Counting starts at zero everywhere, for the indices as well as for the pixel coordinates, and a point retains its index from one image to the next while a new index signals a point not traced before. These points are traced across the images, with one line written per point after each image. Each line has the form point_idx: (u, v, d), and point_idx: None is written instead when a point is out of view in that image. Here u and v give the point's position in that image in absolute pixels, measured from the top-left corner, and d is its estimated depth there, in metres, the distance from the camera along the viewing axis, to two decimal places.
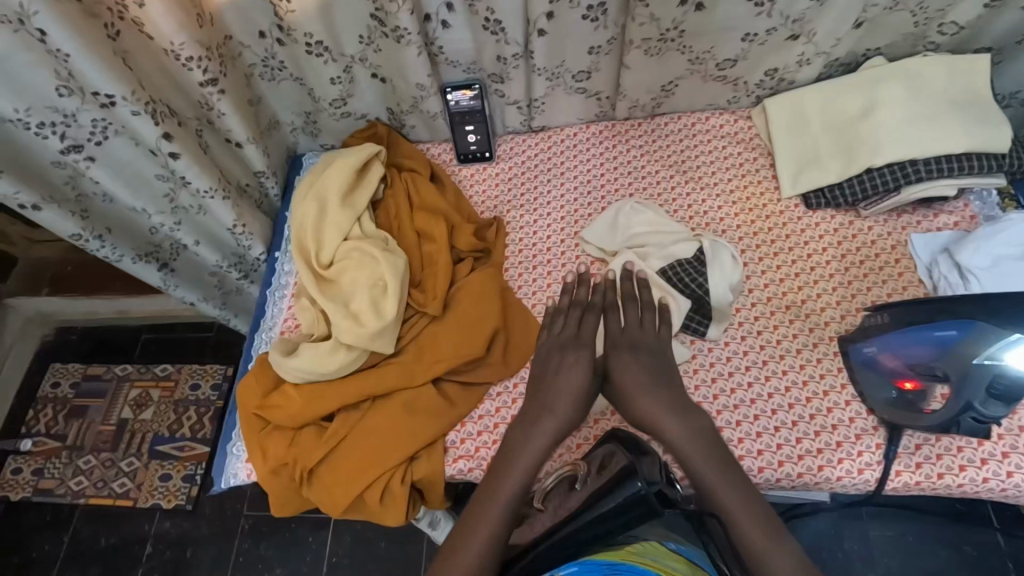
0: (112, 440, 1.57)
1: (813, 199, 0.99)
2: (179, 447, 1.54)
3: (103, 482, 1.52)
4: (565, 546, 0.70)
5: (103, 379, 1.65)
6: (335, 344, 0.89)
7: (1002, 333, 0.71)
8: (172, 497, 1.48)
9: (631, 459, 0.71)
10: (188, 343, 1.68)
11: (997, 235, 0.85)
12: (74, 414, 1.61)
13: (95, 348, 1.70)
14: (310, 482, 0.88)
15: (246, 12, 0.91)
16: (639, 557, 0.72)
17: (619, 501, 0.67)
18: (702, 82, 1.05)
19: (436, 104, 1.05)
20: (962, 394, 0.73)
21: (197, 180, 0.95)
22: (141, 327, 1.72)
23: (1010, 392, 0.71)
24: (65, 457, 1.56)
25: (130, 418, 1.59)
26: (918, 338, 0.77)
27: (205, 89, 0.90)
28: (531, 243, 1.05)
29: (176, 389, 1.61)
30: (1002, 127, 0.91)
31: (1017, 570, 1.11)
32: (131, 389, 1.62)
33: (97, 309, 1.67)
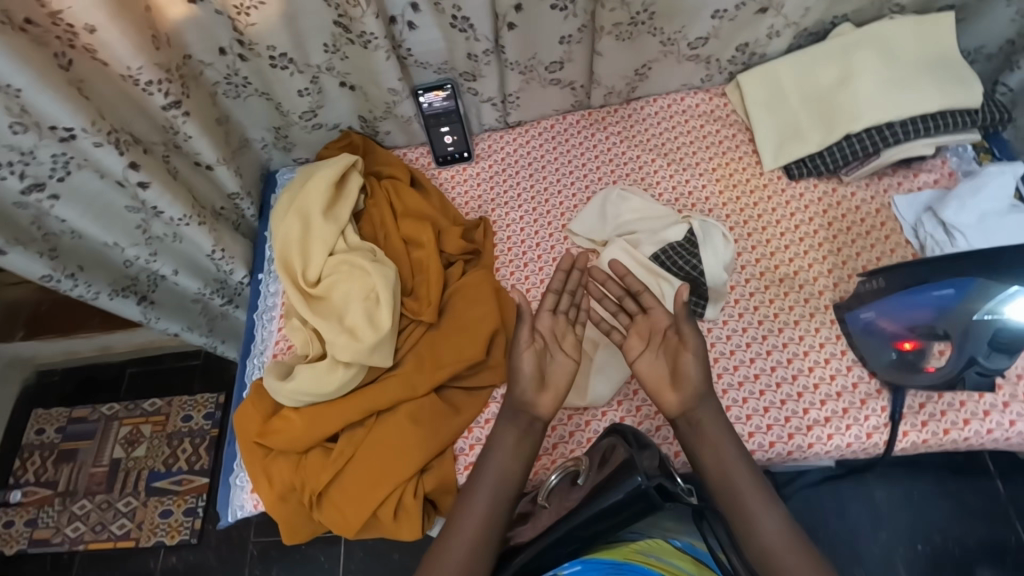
0: (106, 481, 1.52)
1: (795, 169, 0.99)
2: (177, 481, 1.50)
3: (102, 525, 1.47)
4: (563, 544, 0.70)
5: (90, 420, 1.59)
6: (332, 361, 0.86)
7: (1002, 287, 0.73)
8: (175, 533, 1.44)
9: (631, 452, 0.70)
10: (176, 374, 1.63)
11: (978, 190, 0.86)
12: (64, 459, 1.55)
13: (79, 389, 1.64)
14: (320, 505, 0.86)
15: (204, 29, 0.87)
16: (642, 556, 0.74)
17: (620, 495, 0.66)
18: (675, 63, 1.04)
19: (410, 108, 1.03)
20: (965, 349, 0.75)
21: (170, 208, 0.91)
22: (125, 361, 1.66)
23: (1010, 343, 0.74)
24: (58, 504, 1.51)
25: (123, 457, 1.54)
26: (918, 300, 0.79)
27: (168, 113, 0.86)
28: (519, 239, 1.04)
29: (167, 422, 1.57)
30: (972, 83, 0.92)
31: (1017, 512, 1.13)
32: (121, 427, 1.58)
33: (77, 349, 1.61)
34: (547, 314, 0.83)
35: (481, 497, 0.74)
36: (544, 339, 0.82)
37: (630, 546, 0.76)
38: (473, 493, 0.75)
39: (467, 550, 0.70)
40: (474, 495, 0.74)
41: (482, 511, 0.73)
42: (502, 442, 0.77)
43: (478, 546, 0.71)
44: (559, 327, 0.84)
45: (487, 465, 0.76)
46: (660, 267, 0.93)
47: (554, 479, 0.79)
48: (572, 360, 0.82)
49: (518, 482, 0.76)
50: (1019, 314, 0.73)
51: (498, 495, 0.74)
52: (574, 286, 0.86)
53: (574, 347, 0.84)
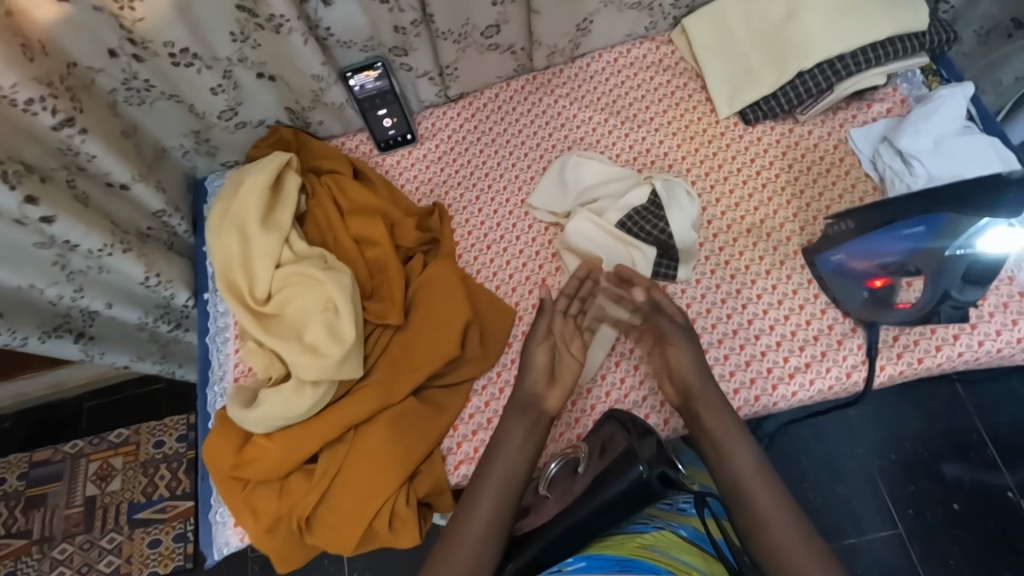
0: (83, 521, 1.44)
1: (750, 113, 0.96)
2: (161, 509, 1.44)
3: (88, 565, 1.40)
4: (570, 536, 0.69)
5: (54, 461, 1.49)
6: (298, 381, 0.81)
7: (975, 221, 0.75)
8: (168, 560, 1.39)
9: (631, 440, 0.70)
10: (139, 401, 1.54)
11: (931, 114, 0.85)
12: (33, 505, 1.46)
13: (35, 431, 1.54)
14: (311, 529, 0.82)
15: (85, 29, 0.75)
16: (647, 551, 0.69)
17: (622, 485, 0.67)
18: (618, 13, 0.98)
19: (341, 93, 0.95)
20: (942, 282, 0.76)
21: (86, 240, 0.82)
22: (81, 396, 1.56)
23: (981, 275, 0.77)
24: (36, 552, 1.42)
25: (97, 493, 1.46)
26: (891, 238, 0.78)
27: (61, 133, 0.76)
28: (479, 222, 0.98)
29: (139, 451, 1.48)
30: (918, 4, 0.90)
31: (1009, 424, 1.14)
32: (89, 463, 1.48)
33: (24, 390, 1.50)
34: (558, 316, 0.85)
35: (484, 500, 0.75)
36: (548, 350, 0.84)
37: (634, 541, 0.71)
38: (475, 497, 0.75)
39: (469, 557, 0.70)
40: (476, 499, 0.75)
41: (487, 511, 0.74)
42: (509, 436, 0.78)
43: (481, 551, 0.71)
44: (565, 329, 0.85)
45: (491, 466, 0.77)
46: (628, 234, 0.90)
47: (553, 468, 0.80)
48: (578, 361, 0.84)
49: (524, 478, 0.76)
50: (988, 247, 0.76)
51: (503, 491, 0.75)
52: (586, 293, 0.88)
53: (578, 351, 0.85)
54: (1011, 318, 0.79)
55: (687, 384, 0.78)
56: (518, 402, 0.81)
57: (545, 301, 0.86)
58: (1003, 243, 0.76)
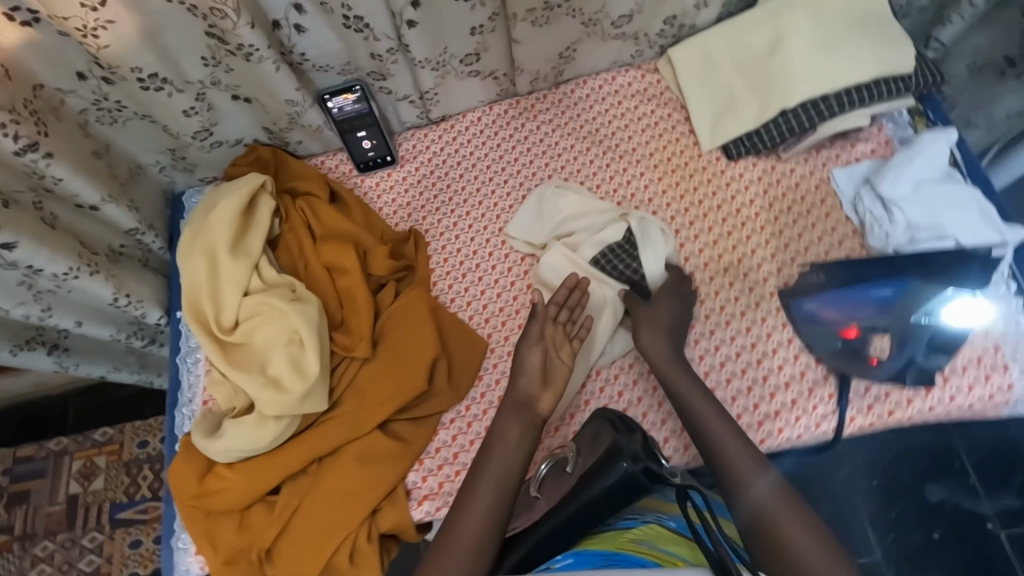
0: (65, 519, 1.44)
1: (733, 148, 0.95)
2: (142, 510, 1.43)
3: (69, 563, 1.41)
4: (561, 533, 0.69)
5: (38, 458, 1.49)
6: (261, 414, 0.80)
7: (940, 290, 0.77)
8: (148, 562, 1.39)
9: (617, 438, 0.71)
10: (123, 399, 1.53)
11: (913, 160, 0.84)
12: (16, 502, 1.46)
13: (19, 427, 1.53)
14: (270, 562, 0.81)
15: (52, 52, 0.75)
16: (636, 544, 0.65)
17: (608, 482, 0.67)
18: (601, 42, 0.96)
19: (317, 116, 0.93)
20: (907, 350, 0.77)
21: (50, 264, 0.80)
22: (65, 392, 1.55)
23: (946, 345, 0.77)
24: (18, 548, 1.43)
25: (80, 492, 1.46)
26: (859, 296, 0.79)
27: (26, 158, 0.75)
28: (455, 249, 0.97)
29: (122, 451, 1.48)
30: (904, 45, 0.88)
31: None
32: (73, 461, 1.48)
33: (9, 387, 1.50)
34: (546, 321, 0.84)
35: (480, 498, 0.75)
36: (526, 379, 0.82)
37: (624, 535, 0.68)
38: (472, 494, 0.76)
39: (466, 555, 0.71)
40: (472, 497, 0.75)
41: (483, 510, 0.74)
42: (504, 437, 0.79)
43: (478, 547, 0.71)
44: (556, 334, 0.84)
45: (487, 465, 0.77)
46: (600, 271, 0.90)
47: (543, 468, 0.77)
48: (569, 366, 0.83)
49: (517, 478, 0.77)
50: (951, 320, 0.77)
51: (499, 485, 0.76)
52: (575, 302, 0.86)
53: (565, 358, 0.83)
54: (984, 372, 0.78)
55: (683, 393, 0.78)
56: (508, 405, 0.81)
57: (537, 304, 0.85)
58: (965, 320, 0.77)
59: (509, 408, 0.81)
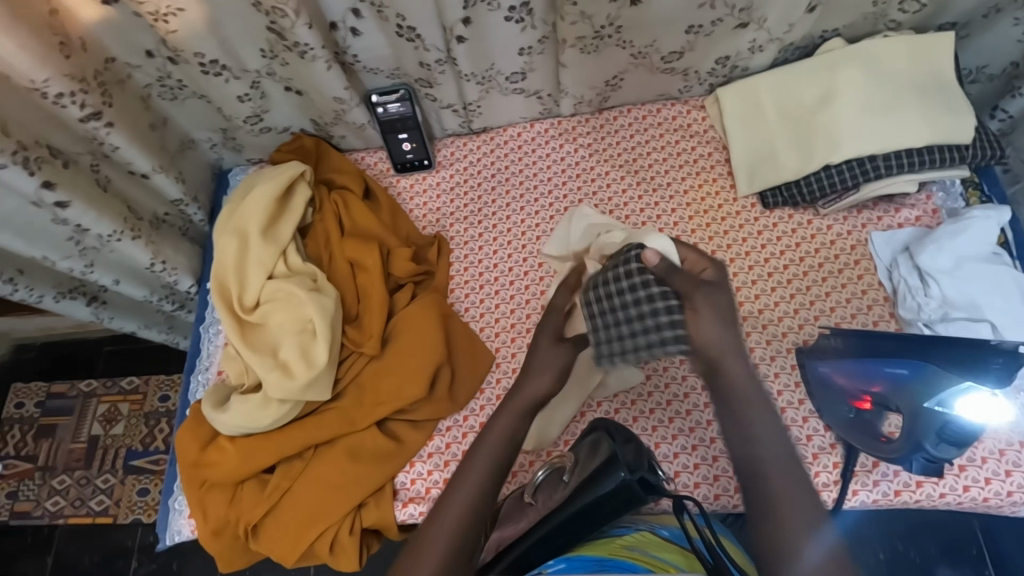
0: (84, 457, 1.52)
1: (769, 197, 0.93)
2: (154, 461, 1.50)
3: (81, 500, 1.48)
4: (556, 536, 0.68)
5: (68, 396, 1.58)
6: (265, 396, 0.83)
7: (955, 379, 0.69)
8: (151, 511, 1.45)
9: (614, 447, 0.69)
10: (153, 353, 1.61)
11: (958, 234, 0.80)
12: (43, 434, 1.56)
13: (56, 365, 1.63)
14: (255, 537, 0.84)
15: (125, 30, 0.80)
16: (627, 550, 0.67)
17: (605, 490, 0.65)
18: (649, 75, 0.96)
19: (362, 115, 0.96)
20: (914, 431, 0.69)
21: (97, 225, 0.85)
22: (102, 338, 1.64)
23: (960, 436, 0.68)
24: (38, 478, 1.51)
25: (100, 434, 1.54)
26: (871, 371, 0.73)
27: (88, 125, 0.79)
28: (476, 260, 0.98)
29: (144, 402, 1.56)
30: (965, 115, 0.85)
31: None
32: (98, 405, 1.57)
33: (52, 325, 1.60)
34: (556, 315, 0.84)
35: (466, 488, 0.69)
36: (529, 395, 0.77)
37: (616, 542, 0.70)
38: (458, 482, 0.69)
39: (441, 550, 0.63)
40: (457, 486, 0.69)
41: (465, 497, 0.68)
42: (500, 433, 0.73)
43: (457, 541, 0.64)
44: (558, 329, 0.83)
45: (478, 456, 0.71)
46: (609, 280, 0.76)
47: (540, 475, 0.78)
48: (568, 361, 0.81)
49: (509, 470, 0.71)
50: (968, 410, 0.68)
51: (489, 473, 0.70)
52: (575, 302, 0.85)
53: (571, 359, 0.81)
54: (1005, 467, 0.74)
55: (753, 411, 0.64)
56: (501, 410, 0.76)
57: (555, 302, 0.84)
58: (984, 414, 0.69)
59: (510, 410, 0.75)
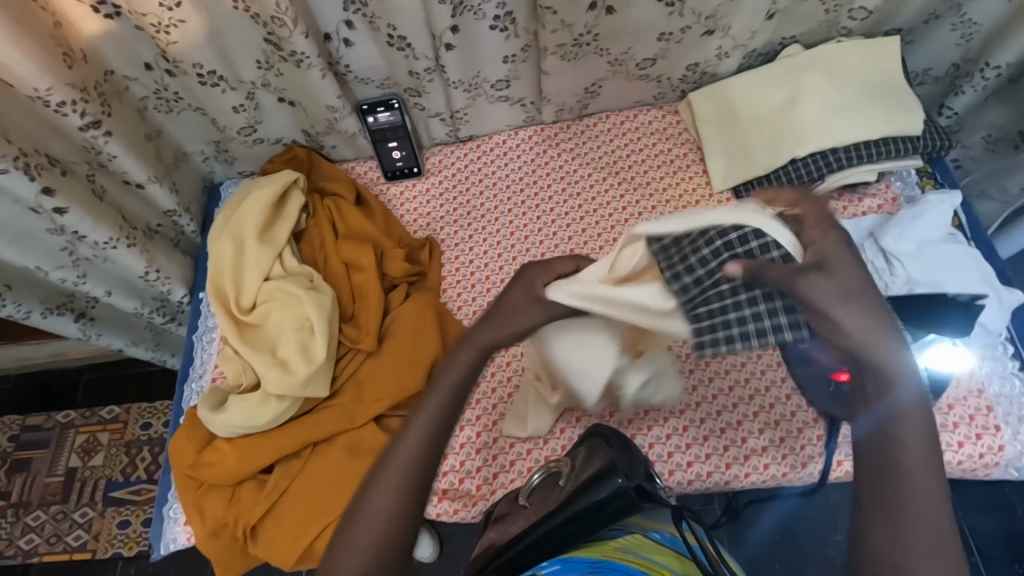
0: (61, 491, 1.48)
1: (743, 191, 0.99)
2: (135, 491, 1.46)
3: (57, 536, 1.43)
4: (549, 539, 0.63)
5: (44, 428, 1.54)
6: (264, 394, 0.84)
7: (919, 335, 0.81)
8: (133, 544, 1.41)
9: (613, 453, 0.65)
10: (133, 380, 1.59)
11: (916, 219, 0.86)
12: (16, 469, 1.51)
13: (31, 397, 1.59)
14: (254, 539, 0.84)
15: (125, 43, 0.83)
16: (621, 553, 0.62)
17: (601, 494, 0.61)
18: (625, 81, 1.02)
19: (354, 124, 1.00)
20: None
21: (93, 232, 0.87)
22: (80, 367, 1.61)
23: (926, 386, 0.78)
24: (12, 515, 1.46)
25: (78, 466, 1.50)
26: None
27: (87, 134, 0.82)
28: (467, 261, 1.01)
29: (125, 430, 1.52)
30: (914, 109, 0.92)
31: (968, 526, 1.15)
32: (76, 435, 1.53)
33: (28, 355, 1.57)
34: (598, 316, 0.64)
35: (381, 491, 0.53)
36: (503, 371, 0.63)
37: (608, 544, 0.65)
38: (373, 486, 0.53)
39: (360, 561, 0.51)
40: (374, 490, 0.53)
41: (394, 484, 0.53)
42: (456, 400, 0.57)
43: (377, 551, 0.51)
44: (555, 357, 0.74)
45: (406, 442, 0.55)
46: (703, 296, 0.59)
47: (536, 479, 0.75)
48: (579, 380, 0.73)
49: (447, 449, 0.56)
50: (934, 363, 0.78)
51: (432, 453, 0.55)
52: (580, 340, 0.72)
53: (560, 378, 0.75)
54: (975, 431, 0.78)
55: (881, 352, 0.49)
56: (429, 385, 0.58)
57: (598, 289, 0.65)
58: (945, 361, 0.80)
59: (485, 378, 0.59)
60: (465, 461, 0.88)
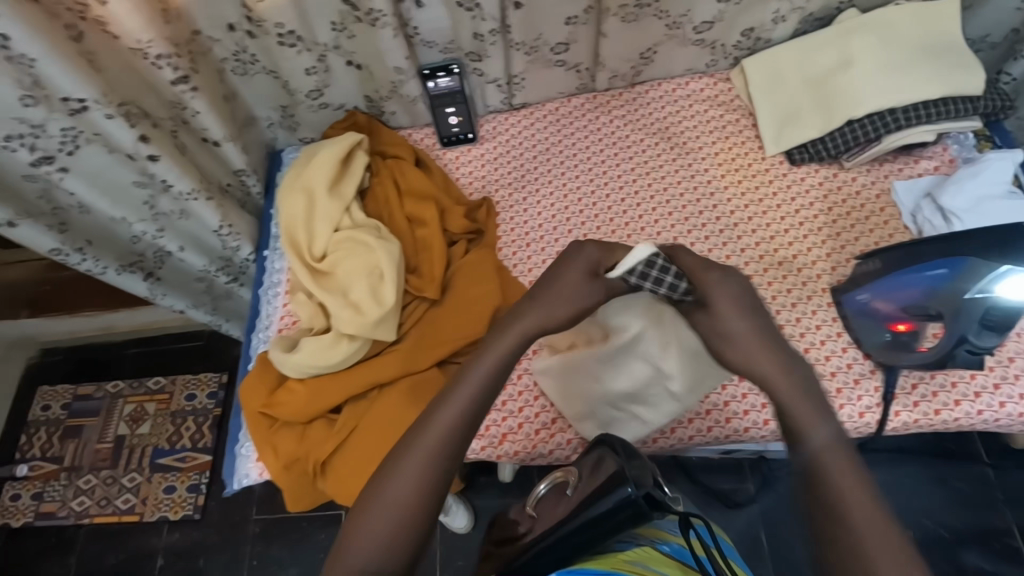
0: (110, 457, 1.55)
1: (797, 154, 1.01)
2: (181, 459, 1.52)
3: (107, 499, 1.50)
4: (561, 546, 0.73)
5: (95, 397, 1.61)
6: (336, 335, 0.89)
7: (992, 266, 0.74)
8: (178, 508, 1.47)
9: (620, 463, 0.74)
10: (177, 353, 1.66)
11: (977, 175, 0.87)
12: (69, 435, 1.58)
13: (82, 367, 1.67)
14: (323, 475, 0.88)
15: (214, 4, 0.88)
16: (630, 565, 0.64)
17: (608, 504, 0.70)
18: (680, 47, 1.04)
19: (416, 88, 1.04)
20: (957, 328, 0.76)
21: (179, 182, 0.93)
22: (128, 340, 1.69)
23: (1000, 320, 0.75)
24: (64, 479, 1.53)
25: (126, 434, 1.57)
26: (913, 279, 0.78)
27: (177, 88, 0.87)
28: (522, 221, 1.04)
29: (171, 401, 1.59)
30: (975, 70, 0.93)
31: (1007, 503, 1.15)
32: (125, 405, 1.60)
33: (81, 327, 1.64)
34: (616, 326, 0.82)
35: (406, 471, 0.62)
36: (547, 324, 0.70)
37: (618, 556, 0.66)
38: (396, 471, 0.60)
39: (385, 538, 0.57)
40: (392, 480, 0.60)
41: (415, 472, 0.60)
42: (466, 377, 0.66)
43: (396, 536, 0.57)
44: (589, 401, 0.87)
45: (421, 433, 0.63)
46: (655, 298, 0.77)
47: (542, 488, 0.84)
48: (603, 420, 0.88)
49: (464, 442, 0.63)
50: (1012, 292, 0.74)
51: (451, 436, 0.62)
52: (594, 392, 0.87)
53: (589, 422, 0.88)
54: None
55: (785, 396, 0.62)
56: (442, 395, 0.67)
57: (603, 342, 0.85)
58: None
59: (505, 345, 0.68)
60: (526, 406, 0.90)
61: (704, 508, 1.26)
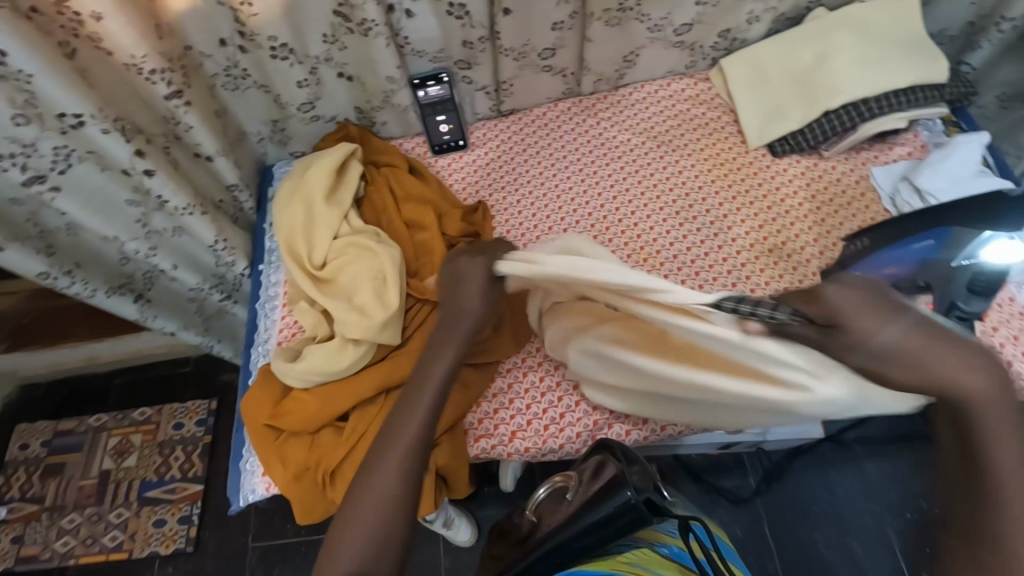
0: (95, 493, 1.49)
1: (778, 146, 1.05)
2: (170, 490, 1.48)
3: (93, 538, 1.44)
4: (559, 553, 0.75)
5: (77, 432, 1.56)
6: (342, 341, 0.89)
7: (976, 234, 0.77)
8: (170, 542, 1.42)
9: (620, 466, 0.75)
10: (165, 381, 1.62)
11: (948, 157, 0.92)
12: (50, 474, 1.52)
13: (64, 401, 1.61)
14: (333, 484, 0.87)
15: (208, 19, 0.89)
16: (629, 566, 0.74)
17: (609, 509, 0.71)
18: (662, 49, 1.08)
19: (407, 97, 1.06)
20: (946, 295, 0.80)
21: (174, 197, 0.92)
22: (112, 371, 1.64)
23: (984, 288, 0.80)
24: (46, 519, 1.47)
25: (112, 468, 1.51)
26: (902, 254, 0.79)
27: (171, 103, 0.87)
28: (518, 222, 1.05)
29: (157, 431, 1.54)
30: (939, 59, 0.99)
31: None
32: (109, 438, 1.55)
33: (62, 361, 1.59)
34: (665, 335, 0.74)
35: (379, 483, 0.65)
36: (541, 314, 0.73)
37: (617, 559, 0.77)
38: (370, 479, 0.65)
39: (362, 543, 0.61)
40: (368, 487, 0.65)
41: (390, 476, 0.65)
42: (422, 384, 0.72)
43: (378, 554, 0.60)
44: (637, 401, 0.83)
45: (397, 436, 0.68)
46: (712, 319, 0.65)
47: (541, 493, 0.85)
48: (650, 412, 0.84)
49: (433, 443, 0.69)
50: (993, 258, 0.78)
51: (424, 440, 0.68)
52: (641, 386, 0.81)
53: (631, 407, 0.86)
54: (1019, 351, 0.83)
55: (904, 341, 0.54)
56: (404, 403, 0.71)
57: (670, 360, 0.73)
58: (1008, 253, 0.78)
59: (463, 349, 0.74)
60: (533, 403, 0.91)
61: (708, 504, 1.26)
